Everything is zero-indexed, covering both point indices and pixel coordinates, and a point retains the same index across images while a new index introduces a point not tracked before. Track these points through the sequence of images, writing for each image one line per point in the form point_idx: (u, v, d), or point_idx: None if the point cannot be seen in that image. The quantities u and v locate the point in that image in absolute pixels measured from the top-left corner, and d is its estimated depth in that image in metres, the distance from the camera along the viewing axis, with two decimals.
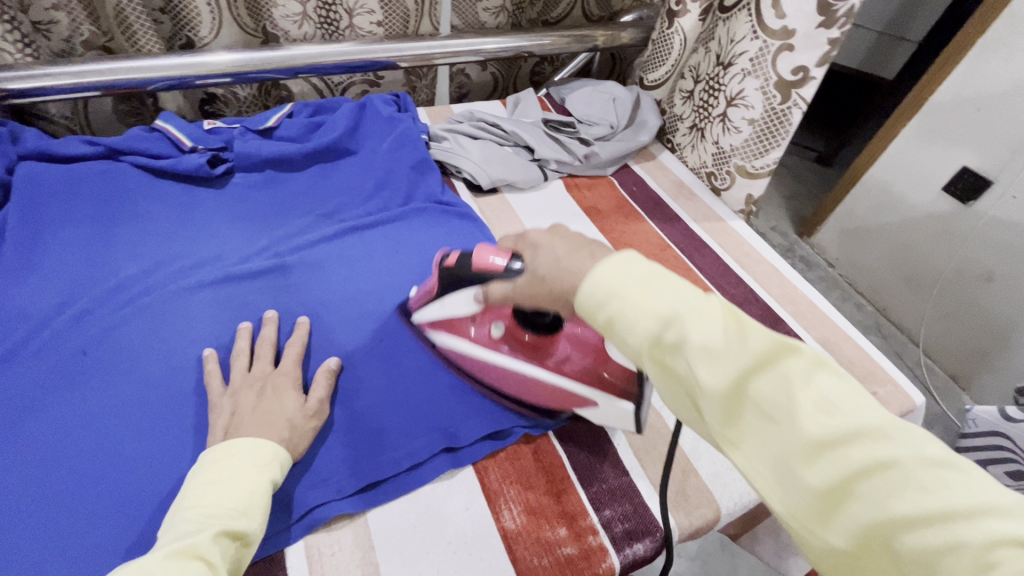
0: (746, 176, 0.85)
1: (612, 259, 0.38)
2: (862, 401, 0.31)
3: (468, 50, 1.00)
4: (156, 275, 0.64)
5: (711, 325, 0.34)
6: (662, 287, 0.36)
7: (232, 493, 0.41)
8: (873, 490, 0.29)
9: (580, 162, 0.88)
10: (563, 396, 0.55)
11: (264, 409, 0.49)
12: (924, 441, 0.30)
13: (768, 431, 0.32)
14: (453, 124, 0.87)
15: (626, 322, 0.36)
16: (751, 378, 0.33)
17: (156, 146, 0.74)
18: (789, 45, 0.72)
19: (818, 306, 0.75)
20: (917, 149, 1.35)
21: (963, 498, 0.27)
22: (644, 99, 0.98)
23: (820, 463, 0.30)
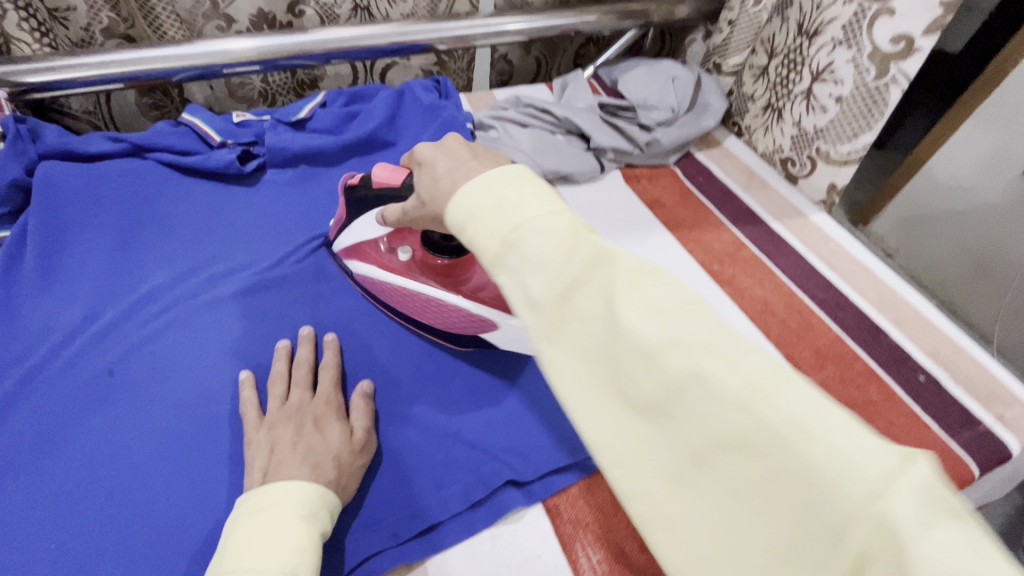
0: (830, 163, 0.73)
1: (489, 177, 0.34)
2: (690, 304, 0.28)
3: (510, 31, 0.93)
4: (186, 284, 0.58)
5: (548, 236, 0.31)
6: (512, 203, 0.33)
7: (277, 551, 0.34)
8: (692, 408, 0.26)
9: (639, 151, 0.79)
10: (465, 321, 0.52)
11: (303, 444, 0.43)
12: (754, 355, 0.26)
13: (586, 347, 0.29)
14: (498, 112, 0.79)
15: (477, 240, 0.34)
16: (575, 290, 0.30)
17: (181, 141, 0.68)
18: (890, 9, 0.61)
19: (922, 311, 0.65)
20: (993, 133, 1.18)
21: (784, 415, 0.24)
22: (706, 79, 0.90)
23: (638, 378, 0.27)
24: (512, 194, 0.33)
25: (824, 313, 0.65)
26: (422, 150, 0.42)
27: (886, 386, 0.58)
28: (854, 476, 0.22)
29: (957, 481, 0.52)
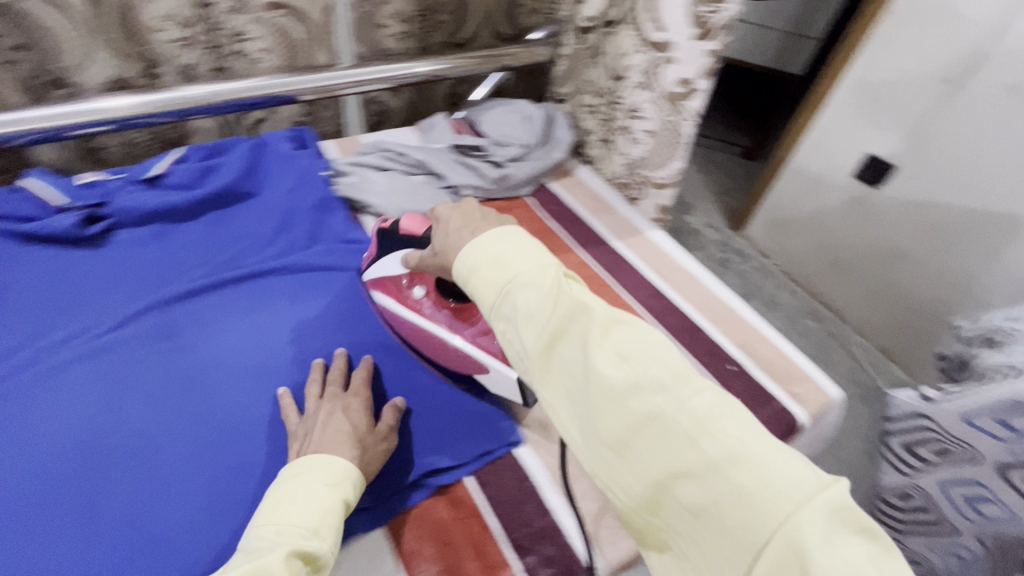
0: (654, 186, 0.88)
1: (486, 235, 0.46)
2: (650, 354, 0.38)
3: (372, 78, 0.98)
4: (17, 354, 0.57)
5: (534, 295, 0.41)
6: (508, 261, 0.44)
7: (303, 513, 0.41)
8: (653, 439, 0.36)
9: (492, 186, 0.86)
10: (460, 360, 0.61)
11: (333, 430, 0.50)
12: (701, 397, 0.36)
13: (576, 390, 0.40)
14: (357, 158, 0.83)
15: (476, 290, 0.45)
16: (560, 343, 0.41)
17: (19, 206, 0.67)
18: (673, 58, 0.74)
19: (735, 309, 0.76)
20: (837, 129, 1.53)
21: (724, 447, 0.34)
22: (556, 115, 0.99)
23: (610, 415, 0.38)
24: (510, 254, 0.44)
25: (653, 318, 0.74)
26: (444, 207, 0.54)
27: None
28: (775, 497, 0.31)
29: None
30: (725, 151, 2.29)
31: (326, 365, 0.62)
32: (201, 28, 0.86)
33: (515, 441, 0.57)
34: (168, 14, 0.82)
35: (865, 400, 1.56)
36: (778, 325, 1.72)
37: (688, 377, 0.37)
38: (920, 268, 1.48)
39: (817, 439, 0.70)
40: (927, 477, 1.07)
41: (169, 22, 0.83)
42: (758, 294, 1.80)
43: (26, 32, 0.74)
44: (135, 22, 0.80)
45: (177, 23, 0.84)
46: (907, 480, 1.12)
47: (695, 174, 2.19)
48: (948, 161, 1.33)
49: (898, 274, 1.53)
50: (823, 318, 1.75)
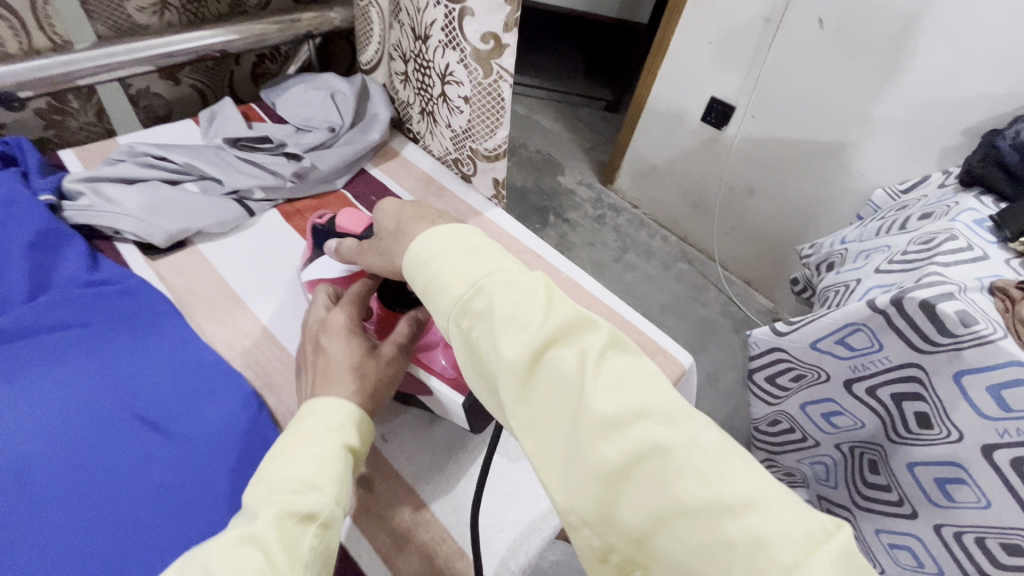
0: (484, 160, 0.77)
1: (450, 228, 0.41)
2: (651, 380, 0.32)
3: (126, 61, 0.78)
4: None
5: (519, 296, 0.35)
6: (484, 258, 0.38)
7: (298, 465, 0.38)
8: (651, 473, 0.29)
9: (293, 184, 0.71)
10: (402, 379, 0.53)
11: (330, 362, 0.46)
12: (710, 433, 0.31)
13: (557, 408, 0.32)
14: (94, 171, 0.64)
15: (441, 285, 0.38)
16: (545, 350, 0.33)
17: None
18: (468, 9, 0.63)
19: (584, 286, 0.70)
20: (677, 77, 1.56)
21: (741, 491, 0.28)
22: (370, 87, 0.86)
23: (604, 441, 0.30)
24: (485, 247, 0.39)
25: None
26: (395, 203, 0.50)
27: None
28: (794, 552, 0.26)
29: None
30: (590, 106, 2.28)
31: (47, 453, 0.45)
32: None
33: None
34: None
35: (738, 328, 1.66)
36: (655, 272, 1.77)
37: (696, 411, 0.32)
38: (769, 201, 1.55)
39: None
40: (790, 402, 1.14)
41: None
42: (635, 245, 1.83)
43: None
44: None
45: None
46: (774, 409, 1.18)
47: (564, 132, 2.15)
48: (777, 95, 1.38)
49: (751, 209, 1.61)
50: (693, 260, 1.82)
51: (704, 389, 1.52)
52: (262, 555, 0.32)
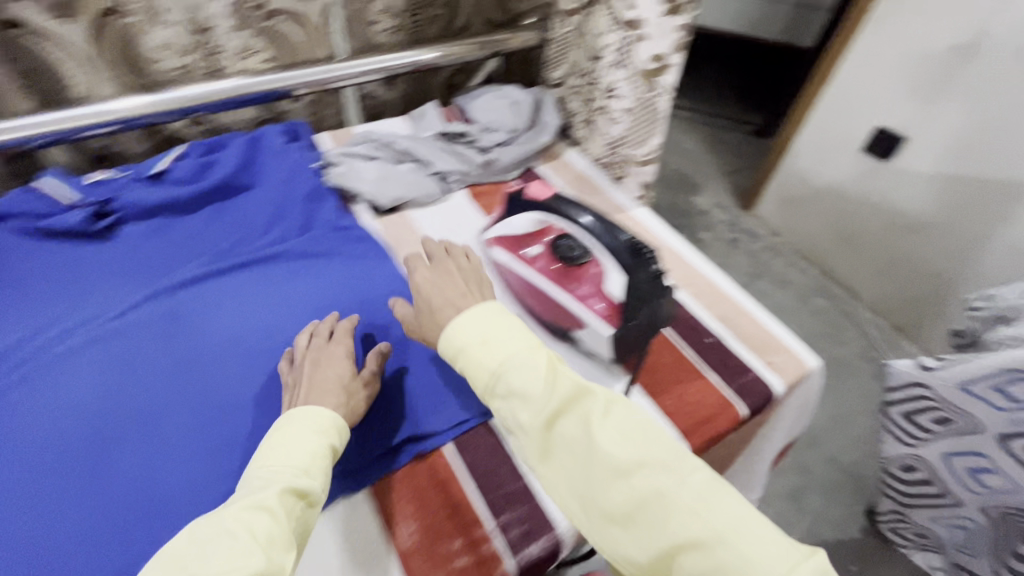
0: (635, 164, 0.90)
1: (468, 315, 0.50)
2: (647, 434, 0.42)
3: (371, 68, 1.01)
4: (36, 340, 0.62)
5: (529, 377, 0.45)
6: (496, 342, 0.48)
7: (292, 457, 0.45)
8: (651, 513, 0.39)
9: (479, 170, 0.88)
10: (563, 315, 0.63)
11: (320, 378, 0.54)
12: (697, 474, 0.40)
13: (575, 466, 0.43)
14: (347, 148, 0.87)
15: (470, 369, 0.48)
16: (558, 421, 0.43)
17: (33, 205, 0.71)
18: (644, 34, 0.74)
19: (717, 283, 0.77)
20: (841, 104, 1.51)
21: (725, 521, 0.37)
22: (545, 99, 1.00)
23: (614, 489, 0.41)
24: (490, 327, 0.48)
25: None
26: (421, 278, 0.57)
27: (678, 350, 0.67)
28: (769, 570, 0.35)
29: (727, 422, 0.61)
30: (736, 130, 2.26)
31: None
32: (199, 52, 0.88)
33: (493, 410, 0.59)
34: (165, 42, 0.84)
35: (878, 375, 1.55)
36: (787, 303, 1.71)
37: (685, 455, 0.41)
38: (934, 239, 1.44)
39: (797, 407, 0.72)
40: (929, 448, 1.01)
41: (167, 51, 0.86)
42: (769, 273, 1.79)
43: (36, 62, 0.77)
44: (136, 49, 0.83)
45: (175, 51, 0.86)
46: (911, 452, 1.05)
47: (705, 154, 2.16)
48: (961, 128, 1.29)
49: (912, 247, 1.50)
50: (834, 295, 1.73)
51: (829, 429, 1.44)
52: (270, 518, 0.40)
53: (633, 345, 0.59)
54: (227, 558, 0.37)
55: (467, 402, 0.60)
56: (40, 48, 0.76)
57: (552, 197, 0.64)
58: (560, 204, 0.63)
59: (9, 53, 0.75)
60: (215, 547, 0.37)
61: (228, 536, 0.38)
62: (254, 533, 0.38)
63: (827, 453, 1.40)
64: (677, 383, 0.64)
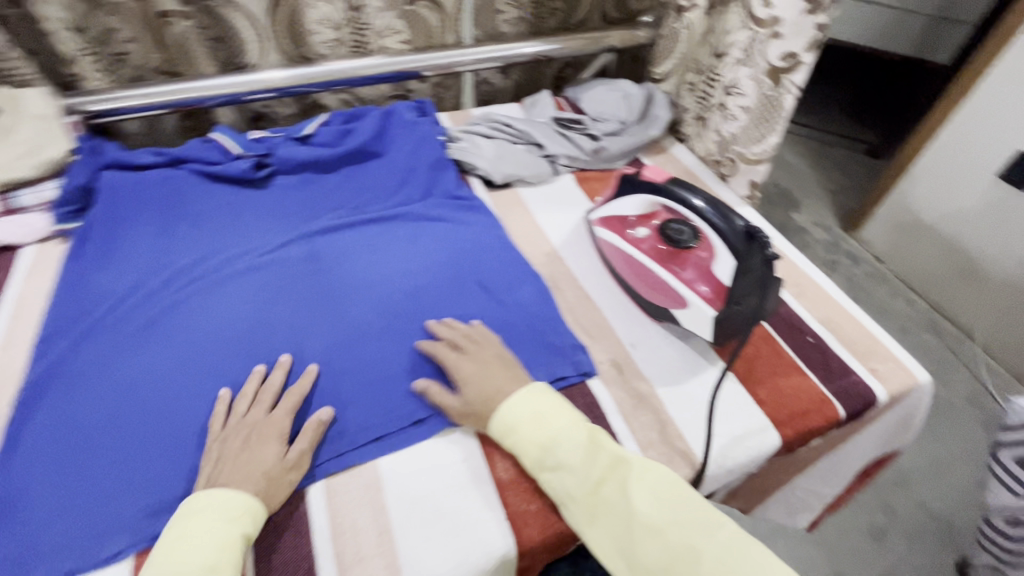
0: (749, 162, 0.87)
1: (516, 397, 0.54)
2: (681, 498, 0.48)
3: (491, 56, 1.07)
4: (208, 263, 0.72)
5: (575, 449, 0.51)
6: (544, 418, 0.53)
7: (194, 555, 0.43)
8: (689, 571, 0.44)
9: (588, 157, 0.92)
10: (665, 294, 0.65)
11: (244, 459, 0.50)
12: (726, 533, 0.46)
13: (615, 529, 0.47)
14: (470, 126, 0.94)
15: (521, 445, 0.52)
16: (602, 487, 0.49)
17: (209, 154, 0.84)
18: (778, 33, 0.75)
19: (823, 287, 0.76)
20: (976, 126, 1.40)
21: (754, 572, 0.44)
22: (657, 96, 1.01)
23: (654, 549, 0.46)
24: (535, 404, 0.54)
25: None
26: (461, 364, 0.58)
27: (776, 345, 0.67)
28: None
29: (823, 419, 0.61)
30: (848, 148, 2.13)
31: (437, 289, 0.71)
32: (349, 27, 0.99)
33: (591, 373, 0.63)
34: (323, 18, 0.95)
35: (987, 423, 1.42)
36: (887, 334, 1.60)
37: (715, 516, 0.47)
38: None
39: (894, 420, 0.70)
40: None
41: (324, 25, 0.96)
42: (870, 300, 1.68)
43: (224, 30, 0.90)
44: (300, 24, 0.94)
45: (330, 25, 0.97)
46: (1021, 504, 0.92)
47: (810, 170, 2.06)
48: None
49: None
50: (943, 332, 1.60)
51: (922, 473, 1.34)
52: None
53: (734, 330, 0.61)
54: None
55: (565, 364, 0.63)
56: (227, 18, 0.89)
57: (667, 185, 0.67)
58: (674, 187, 0.66)
59: (204, 22, 0.88)
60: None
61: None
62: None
63: (918, 497, 1.30)
64: (772, 375, 0.64)
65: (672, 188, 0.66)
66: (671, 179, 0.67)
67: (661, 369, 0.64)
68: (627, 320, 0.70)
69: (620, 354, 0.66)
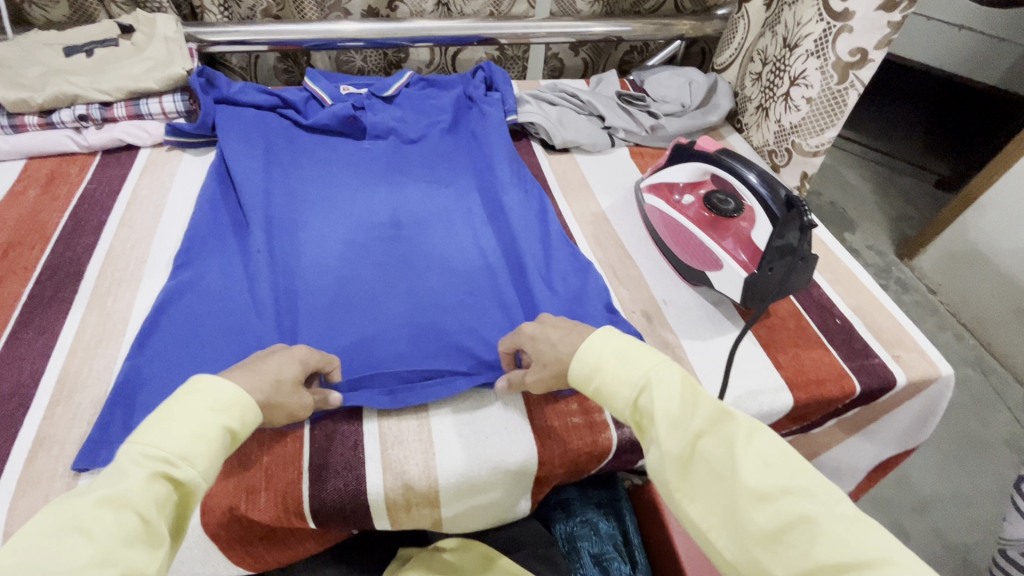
0: (803, 154, 0.90)
1: (599, 337, 0.53)
2: (792, 462, 0.44)
3: (561, 32, 1.11)
4: (300, 199, 0.79)
5: (672, 397, 0.48)
6: (635, 361, 0.51)
7: (172, 440, 0.42)
8: (799, 539, 0.40)
9: (646, 133, 0.97)
10: (702, 257, 0.70)
11: (249, 363, 0.51)
12: (842, 504, 0.41)
13: (715, 486, 0.44)
14: (538, 93, 1.00)
15: (607, 387, 0.51)
16: (700, 441, 0.45)
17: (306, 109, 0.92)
18: (849, 27, 0.77)
19: (858, 277, 0.78)
20: None
21: (877, 550, 0.39)
22: (720, 86, 1.04)
23: (760, 510, 0.42)
24: (621, 345, 0.52)
25: None
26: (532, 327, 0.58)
27: (802, 319, 0.71)
28: None
29: (840, 390, 0.64)
30: (913, 175, 2.07)
31: (497, 245, 0.76)
32: None
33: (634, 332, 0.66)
34: None
35: None
36: None
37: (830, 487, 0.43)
38: None
39: (912, 414, 0.71)
40: None
41: None
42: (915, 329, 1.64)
43: None
44: None
45: None
46: None
47: (870, 193, 2.02)
48: None
49: None
50: (988, 370, 1.56)
51: (945, 504, 1.31)
52: (132, 516, 0.38)
53: (764, 293, 0.64)
54: (68, 559, 0.35)
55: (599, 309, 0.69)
56: None
57: (716, 153, 0.71)
58: (725, 156, 0.69)
59: None
60: (62, 544, 0.36)
61: (78, 532, 0.36)
62: (110, 535, 0.37)
63: (936, 528, 1.27)
64: (794, 345, 0.68)
65: (718, 156, 0.70)
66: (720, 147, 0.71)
67: (687, 324, 0.69)
68: (662, 279, 0.75)
69: (651, 307, 0.71)
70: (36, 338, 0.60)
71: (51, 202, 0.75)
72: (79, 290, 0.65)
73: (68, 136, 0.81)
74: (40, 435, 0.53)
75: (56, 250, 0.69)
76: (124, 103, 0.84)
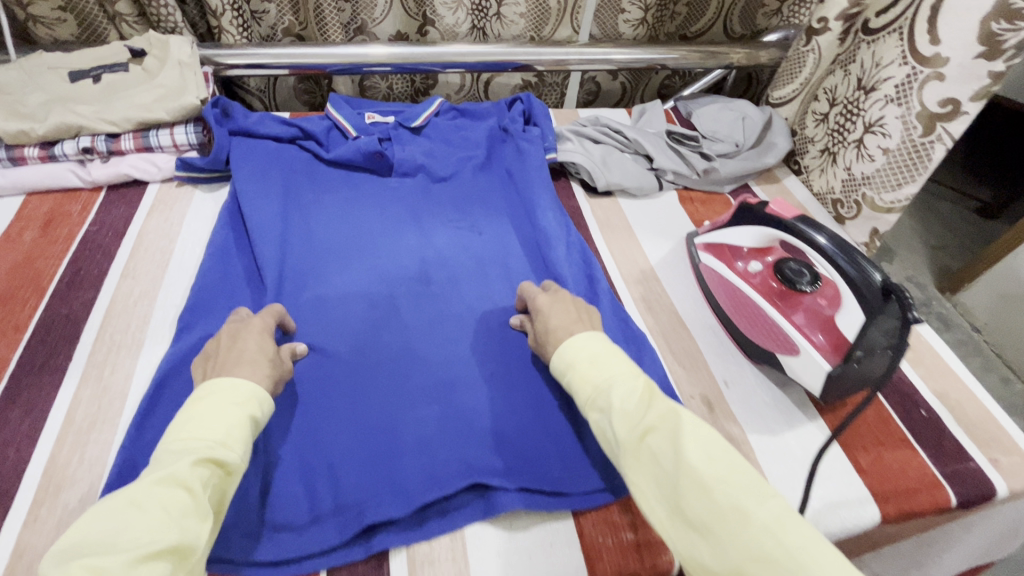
0: (874, 209, 0.81)
1: (580, 336, 0.52)
2: (733, 457, 0.40)
3: (602, 58, 1.03)
4: (319, 249, 0.71)
5: (628, 392, 0.45)
6: (605, 363, 0.49)
7: (210, 428, 0.41)
8: (724, 530, 0.36)
9: (696, 176, 0.88)
10: (773, 337, 0.61)
11: (237, 352, 0.50)
12: (777, 505, 0.37)
13: (657, 473, 0.40)
14: (579, 128, 0.92)
15: (575, 384, 0.49)
16: (648, 435, 0.42)
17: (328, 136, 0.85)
18: (941, 74, 0.69)
19: (941, 356, 0.69)
20: None
21: (804, 548, 0.35)
22: (776, 120, 0.95)
23: (696, 502, 0.38)
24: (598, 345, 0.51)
25: None
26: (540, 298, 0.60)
27: (882, 409, 0.62)
28: None
29: (932, 502, 0.55)
30: (953, 202, 1.96)
31: None
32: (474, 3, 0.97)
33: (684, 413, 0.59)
34: None
35: None
36: None
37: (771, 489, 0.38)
38: None
39: (1006, 524, 0.62)
40: None
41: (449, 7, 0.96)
42: None
43: None
44: None
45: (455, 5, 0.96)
46: None
47: (909, 220, 1.91)
48: None
49: None
50: None
51: None
52: (187, 493, 0.37)
53: (848, 387, 0.57)
54: (133, 532, 0.34)
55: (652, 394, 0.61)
56: None
57: (791, 219, 0.61)
58: (800, 225, 0.60)
59: None
60: (119, 517, 0.34)
61: (132, 506, 0.35)
62: (165, 508, 0.36)
63: None
64: (876, 442, 0.59)
65: (795, 225, 0.61)
66: (795, 214, 0.61)
67: (755, 415, 0.60)
68: (723, 356, 0.66)
69: (710, 391, 0.63)
70: (22, 418, 0.53)
71: (48, 247, 0.68)
72: (74, 356, 0.58)
73: (70, 170, 0.75)
74: (19, 544, 0.46)
75: (51, 307, 0.62)
76: (132, 134, 0.77)
